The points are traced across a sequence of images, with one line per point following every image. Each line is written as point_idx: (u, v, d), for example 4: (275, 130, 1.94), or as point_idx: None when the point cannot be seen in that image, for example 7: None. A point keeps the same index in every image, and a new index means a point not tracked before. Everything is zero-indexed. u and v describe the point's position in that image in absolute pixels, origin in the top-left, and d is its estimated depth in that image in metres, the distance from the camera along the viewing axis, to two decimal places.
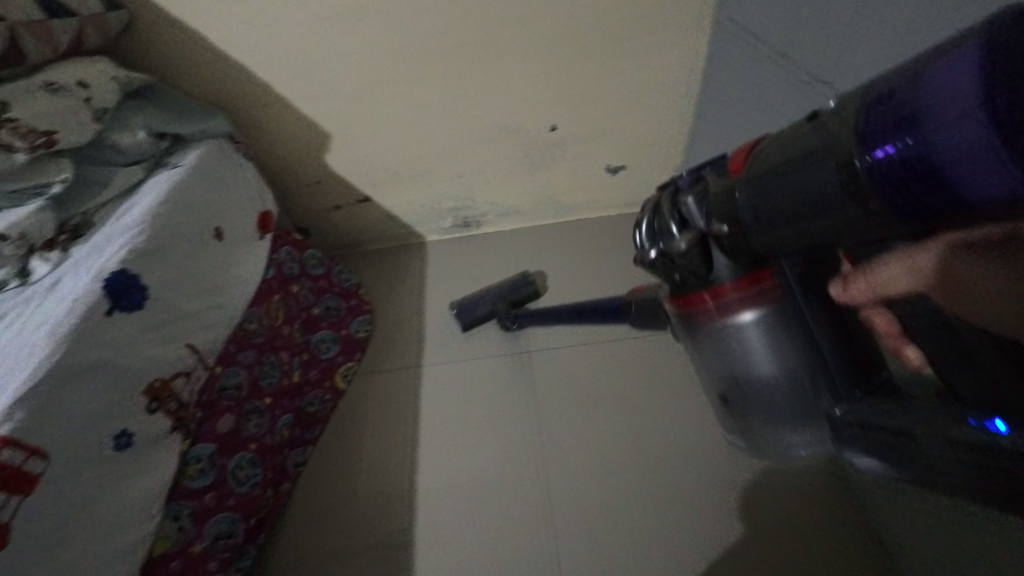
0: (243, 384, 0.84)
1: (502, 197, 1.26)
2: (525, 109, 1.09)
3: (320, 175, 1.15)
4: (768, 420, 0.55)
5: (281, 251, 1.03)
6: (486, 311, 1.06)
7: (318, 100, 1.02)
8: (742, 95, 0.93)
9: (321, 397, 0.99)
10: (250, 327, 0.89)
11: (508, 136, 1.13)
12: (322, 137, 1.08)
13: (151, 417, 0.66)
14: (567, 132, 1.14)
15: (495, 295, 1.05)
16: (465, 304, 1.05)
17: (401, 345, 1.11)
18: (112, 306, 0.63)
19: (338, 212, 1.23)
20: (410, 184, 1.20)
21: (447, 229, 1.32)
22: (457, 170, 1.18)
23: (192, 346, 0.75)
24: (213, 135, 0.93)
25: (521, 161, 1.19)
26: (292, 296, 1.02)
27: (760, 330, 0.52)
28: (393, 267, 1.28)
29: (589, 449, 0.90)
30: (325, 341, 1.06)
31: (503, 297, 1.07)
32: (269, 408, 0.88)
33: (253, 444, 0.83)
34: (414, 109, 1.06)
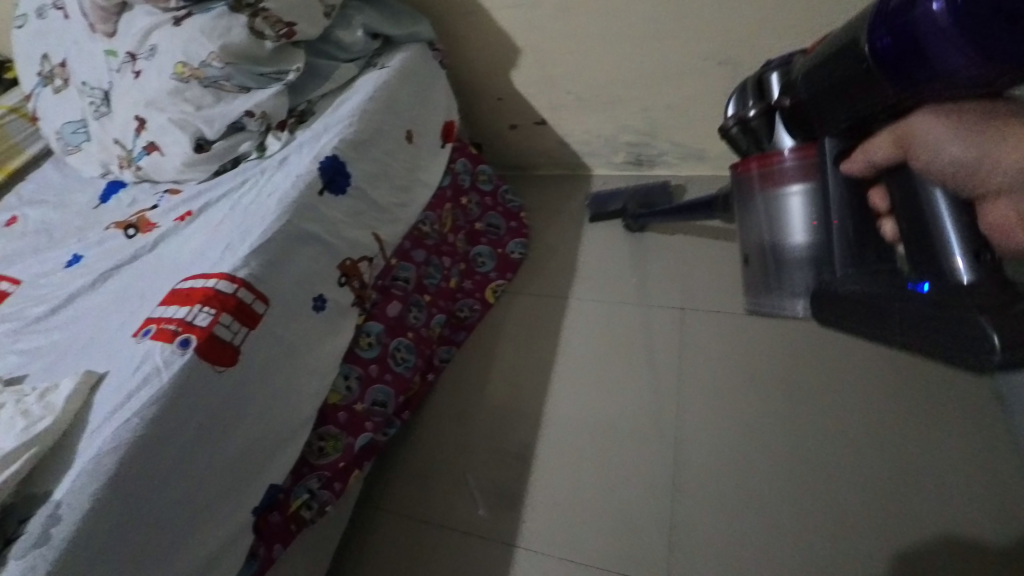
0: (411, 279, 0.92)
1: (688, 137, 1.13)
2: (743, 35, 0.93)
3: (504, 92, 1.15)
4: (805, 271, 0.60)
5: (458, 162, 1.07)
6: (619, 208, 1.11)
7: (517, 10, 1.00)
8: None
9: (471, 305, 1.06)
10: (424, 229, 0.95)
11: (715, 67, 0.99)
12: (514, 51, 1.07)
13: (341, 290, 0.75)
14: None
15: (634, 195, 1.08)
16: (604, 194, 1.13)
17: (553, 275, 1.11)
18: (323, 186, 0.72)
19: (513, 132, 1.23)
20: (591, 111, 1.14)
21: (619, 165, 1.24)
22: (645, 101, 1.09)
23: (378, 236, 0.83)
24: (417, 40, 0.96)
25: (723, 97, 1.04)
26: (461, 207, 1.07)
27: (807, 198, 0.59)
28: (557, 197, 1.26)
29: (734, 424, 0.81)
30: (483, 256, 1.11)
31: (640, 198, 1.09)
32: (428, 305, 0.97)
33: (411, 333, 0.92)
34: (612, 25, 0.98)
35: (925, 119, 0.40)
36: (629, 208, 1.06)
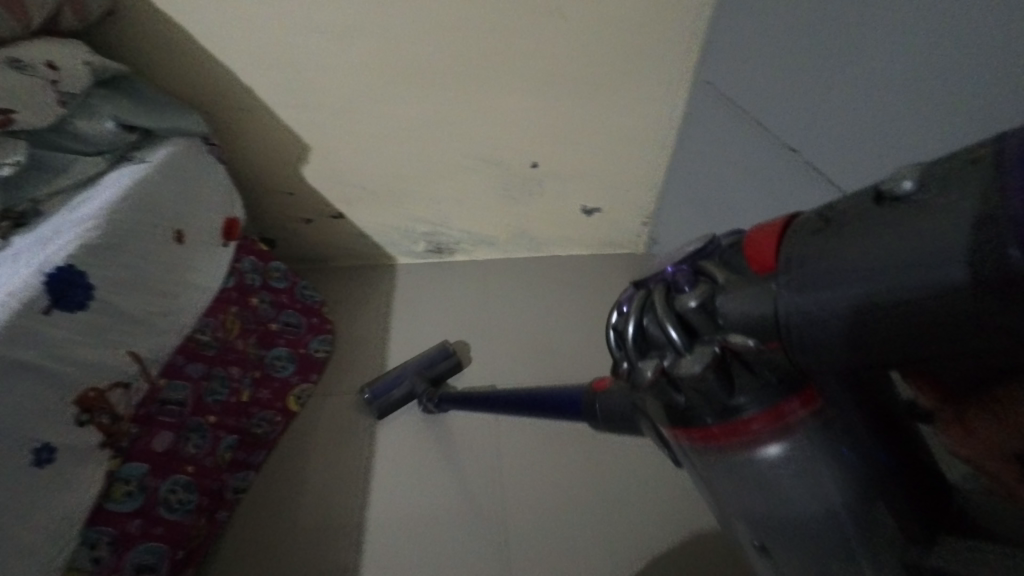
0: (186, 402, 0.78)
1: (478, 228, 1.25)
2: (509, 145, 1.11)
3: (293, 187, 1.11)
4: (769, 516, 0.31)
5: (244, 260, 0.98)
6: (405, 391, 0.96)
7: (299, 110, 1.01)
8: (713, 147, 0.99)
9: (270, 418, 0.94)
10: (202, 339, 0.83)
11: (490, 168, 1.15)
12: (301, 149, 1.06)
13: (81, 429, 0.60)
14: (549, 170, 1.17)
15: (419, 374, 0.96)
16: (380, 386, 0.95)
17: (363, 373, 1.07)
18: (51, 303, 0.58)
19: (308, 227, 1.18)
20: (388, 205, 1.17)
21: (420, 254, 1.29)
22: (436, 195, 1.17)
23: (135, 353, 0.69)
24: (186, 134, 0.88)
25: (501, 194, 1.20)
26: (251, 309, 0.97)
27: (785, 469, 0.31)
28: (360, 289, 1.24)
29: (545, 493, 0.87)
30: (281, 359, 1.01)
31: (425, 375, 0.97)
32: (211, 428, 0.83)
33: (191, 467, 0.78)
34: (397, 130, 1.06)
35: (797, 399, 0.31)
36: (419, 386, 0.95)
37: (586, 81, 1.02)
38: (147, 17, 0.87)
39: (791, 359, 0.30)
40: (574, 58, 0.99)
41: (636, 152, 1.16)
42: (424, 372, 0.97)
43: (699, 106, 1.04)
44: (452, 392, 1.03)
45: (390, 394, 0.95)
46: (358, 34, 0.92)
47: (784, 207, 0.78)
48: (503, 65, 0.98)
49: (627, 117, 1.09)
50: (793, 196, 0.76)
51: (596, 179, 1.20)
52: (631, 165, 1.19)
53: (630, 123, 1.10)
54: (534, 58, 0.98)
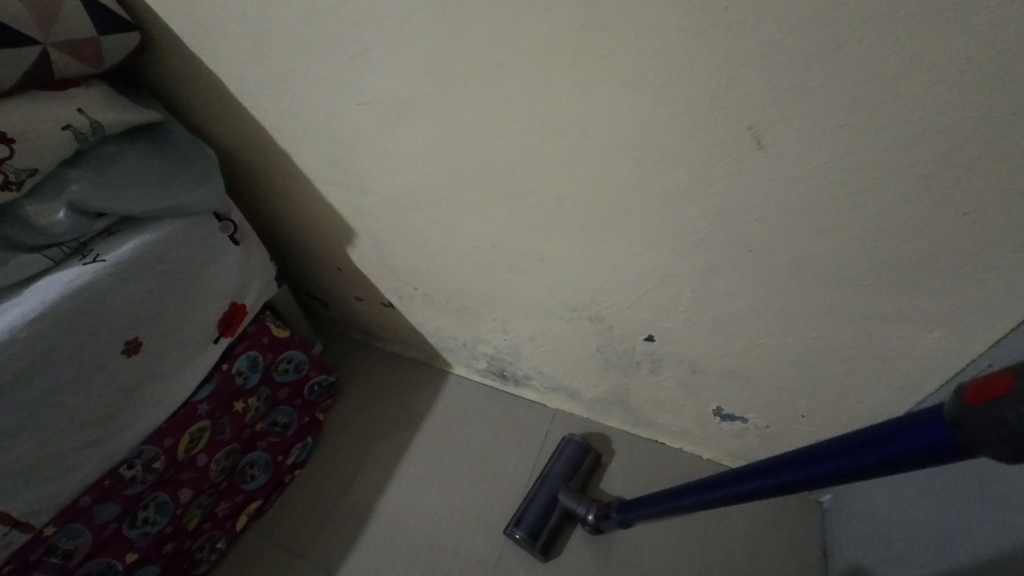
0: (84, 546, 0.66)
1: (557, 374, 0.88)
2: (613, 304, 0.69)
3: (342, 265, 0.89)
4: None
5: (242, 356, 0.81)
6: (559, 514, 0.79)
7: (340, 188, 0.76)
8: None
9: (211, 543, 0.80)
10: (129, 473, 0.68)
11: (580, 321, 0.75)
12: (347, 230, 0.82)
13: None
14: (674, 351, 0.72)
15: (567, 491, 0.79)
16: (529, 517, 0.78)
17: (344, 526, 0.85)
18: None
19: (360, 305, 0.97)
20: (444, 313, 0.88)
21: (481, 372, 0.97)
22: (503, 323, 0.83)
23: (3, 513, 0.57)
24: (189, 212, 0.71)
25: (594, 351, 0.79)
26: (232, 415, 0.81)
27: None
28: (400, 391, 1.00)
29: None
30: (254, 467, 0.85)
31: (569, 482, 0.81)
32: (126, 566, 0.71)
33: None
34: (458, 242, 0.74)
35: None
36: (580, 506, 0.77)
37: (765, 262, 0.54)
38: (182, 58, 0.69)
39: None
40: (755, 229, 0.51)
41: (844, 379, 0.63)
42: (568, 482, 0.82)
43: None
44: None
45: (546, 525, 0.78)
46: (405, 117, 0.61)
47: None
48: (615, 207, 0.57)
49: (838, 331, 0.58)
50: None
51: (751, 385, 0.71)
52: (827, 392, 0.66)
53: (839, 339, 0.59)
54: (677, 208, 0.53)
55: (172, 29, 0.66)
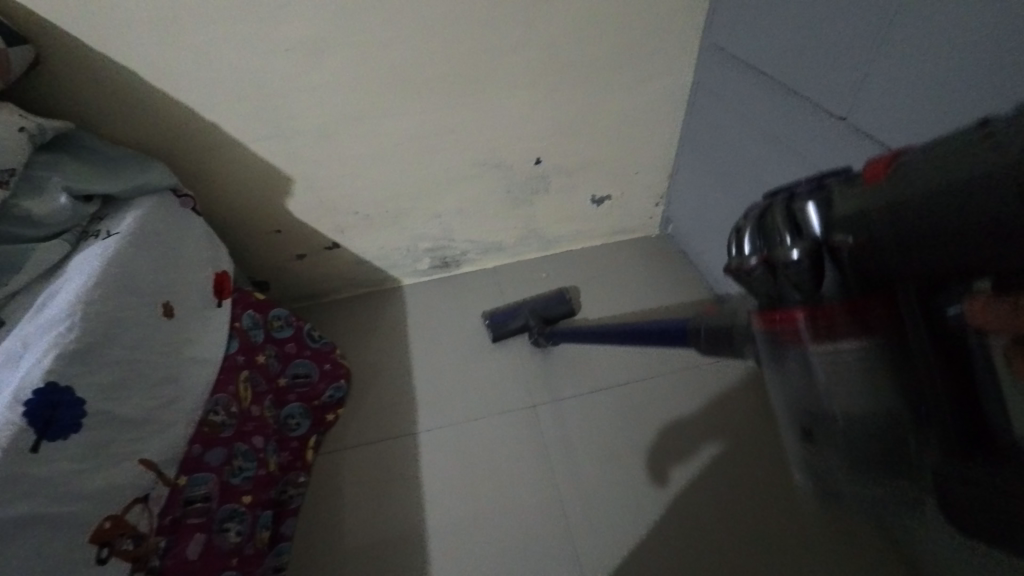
0: (214, 493, 0.70)
1: (484, 234, 1.16)
2: (511, 146, 1.00)
3: (280, 224, 1.02)
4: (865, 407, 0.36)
5: (243, 316, 0.89)
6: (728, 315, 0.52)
7: (271, 140, 0.89)
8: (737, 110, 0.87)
9: (293, 482, 0.88)
10: (216, 420, 0.74)
11: (492, 173, 1.04)
12: (283, 181, 0.96)
13: (105, 568, 0.52)
14: (555, 165, 1.06)
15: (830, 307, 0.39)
16: (500, 313, 1.06)
17: (393, 413, 0.99)
18: (38, 436, 0.49)
19: (301, 262, 1.10)
20: (384, 226, 1.08)
21: (425, 271, 1.21)
22: (435, 208, 1.07)
23: (147, 460, 0.60)
24: (152, 190, 0.78)
25: (506, 196, 1.09)
26: (259, 368, 0.88)
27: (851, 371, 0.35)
28: (366, 318, 1.17)
29: (587, 501, 0.87)
30: (294, 416, 0.93)
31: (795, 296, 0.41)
32: (248, 509, 0.76)
33: (234, 559, 0.71)
34: (387, 149, 0.95)
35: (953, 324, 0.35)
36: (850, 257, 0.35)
37: (584, 65, 0.91)
38: (76, 63, 0.74)
39: (890, 220, 0.31)
40: (575, 43, 0.87)
41: (648, 132, 1.06)
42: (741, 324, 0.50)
43: (708, 76, 0.93)
44: (495, 420, 0.97)
45: (509, 324, 1.05)
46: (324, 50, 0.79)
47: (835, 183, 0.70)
48: (493, 62, 0.86)
49: (631, 99, 0.99)
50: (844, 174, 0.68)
51: (605, 168, 1.10)
52: (642, 147, 1.09)
53: (633, 104, 1.00)
54: (529, 46, 0.85)
55: (65, 32, 0.71)
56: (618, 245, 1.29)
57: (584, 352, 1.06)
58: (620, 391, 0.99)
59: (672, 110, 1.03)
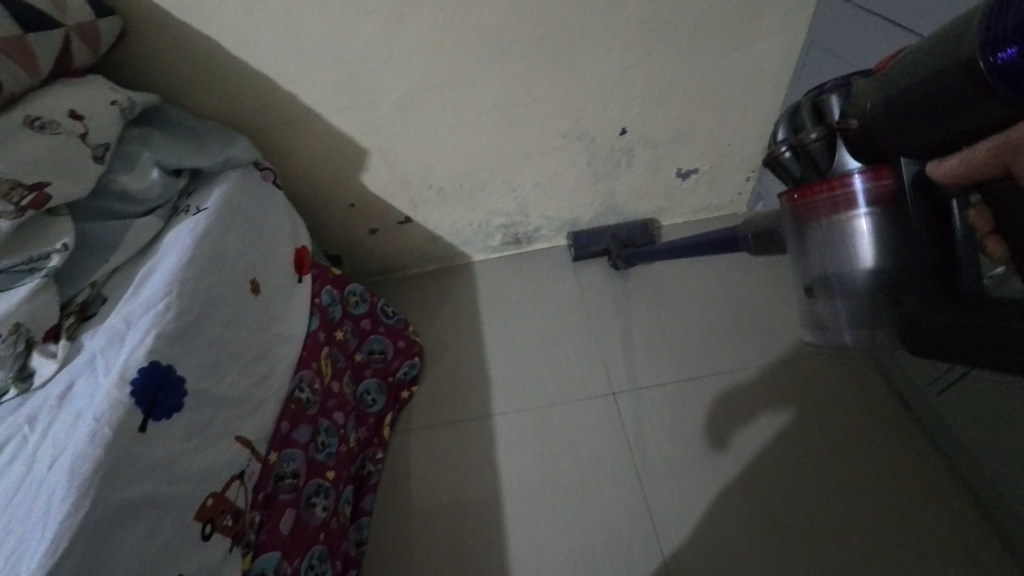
0: (302, 469, 0.71)
1: (560, 210, 1.10)
2: (596, 114, 0.92)
3: (355, 198, 1.00)
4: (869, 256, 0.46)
5: (323, 292, 0.89)
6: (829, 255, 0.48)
7: (348, 111, 0.86)
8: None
9: (372, 458, 0.88)
10: (302, 396, 0.75)
11: (574, 144, 0.97)
12: (359, 154, 0.93)
13: (209, 545, 0.52)
14: (642, 136, 0.98)
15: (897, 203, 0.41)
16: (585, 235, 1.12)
17: (467, 393, 0.98)
18: (145, 416, 0.49)
19: (374, 237, 1.08)
20: (458, 201, 1.04)
21: (497, 247, 1.16)
22: (512, 183, 1.02)
23: (243, 438, 0.61)
24: (236, 165, 0.77)
25: (587, 169, 1.02)
26: (337, 345, 0.89)
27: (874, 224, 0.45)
28: (438, 294, 1.14)
29: (673, 496, 0.82)
30: (371, 393, 0.93)
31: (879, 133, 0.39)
32: (332, 484, 0.76)
33: (322, 534, 0.71)
34: (464, 120, 0.90)
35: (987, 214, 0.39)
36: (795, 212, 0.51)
37: (685, 21, 0.81)
38: (161, 34, 0.73)
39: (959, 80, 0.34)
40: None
41: (750, 98, 0.95)
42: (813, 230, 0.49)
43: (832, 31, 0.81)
44: (573, 405, 0.93)
45: (591, 247, 1.11)
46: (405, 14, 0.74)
47: None
48: (586, 21, 0.78)
49: (734, 59, 0.88)
50: None
51: (698, 138, 1.00)
52: (740, 115, 0.98)
53: (736, 67, 0.89)
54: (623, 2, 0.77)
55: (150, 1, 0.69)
56: (704, 221, 1.19)
57: (666, 337, 1.00)
58: (708, 380, 0.93)
59: (780, 73, 0.92)
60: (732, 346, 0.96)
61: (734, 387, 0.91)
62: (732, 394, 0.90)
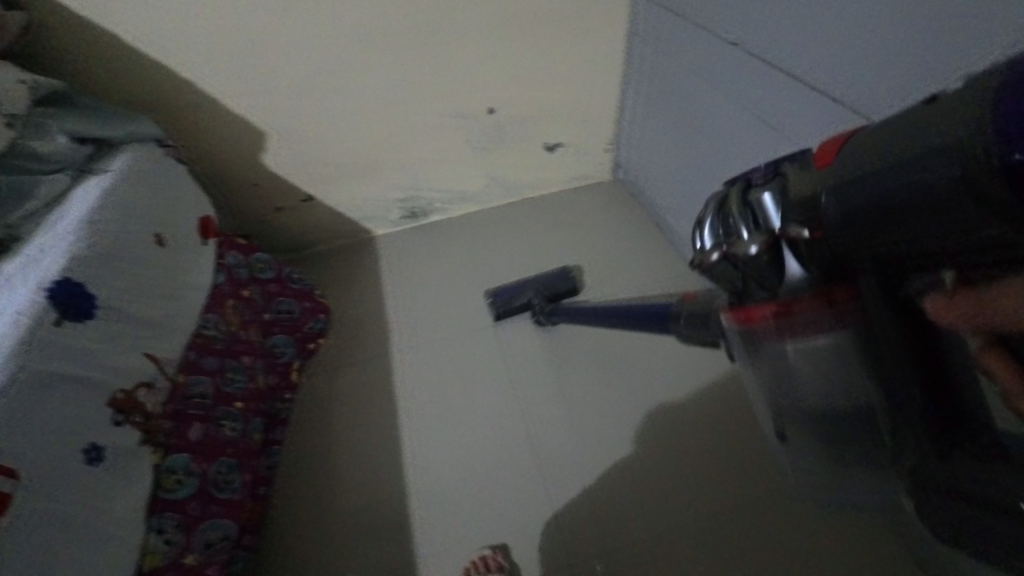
0: (209, 393, 0.81)
1: (450, 183, 1.26)
2: (467, 95, 1.10)
3: (259, 177, 1.12)
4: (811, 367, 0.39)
5: (228, 256, 1.00)
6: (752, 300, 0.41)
7: (247, 95, 0.99)
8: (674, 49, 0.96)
9: (282, 398, 0.99)
10: (208, 334, 0.86)
11: (453, 122, 1.15)
12: (260, 135, 1.05)
13: (120, 429, 0.62)
14: (509, 114, 1.17)
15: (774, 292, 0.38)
16: (504, 291, 1.08)
17: (370, 341, 1.11)
18: (60, 314, 0.60)
19: (280, 215, 1.20)
20: (356, 177, 1.18)
21: (397, 221, 1.31)
22: (403, 160, 1.18)
23: (153, 355, 0.71)
24: (144, 141, 0.88)
25: (467, 145, 1.20)
26: (244, 300, 0.99)
27: (821, 358, 0.38)
28: (346, 265, 1.27)
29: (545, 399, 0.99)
30: (280, 345, 1.04)
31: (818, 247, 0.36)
32: (240, 412, 0.87)
33: (232, 449, 0.81)
34: (353, 102, 1.05)
35: (939, 300, 0.34)
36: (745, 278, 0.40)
37: (526, 16, 1.01)
38: (65, 24, 0.83)
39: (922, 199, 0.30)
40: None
41: (593, 81, 1.17)
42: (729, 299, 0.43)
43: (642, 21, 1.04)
44: (463, 341, 1.09)
45: (512, 300, 1.07)
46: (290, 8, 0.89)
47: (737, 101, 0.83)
48: (445, 15, 0.97)
49: (573, 47, 1.10)
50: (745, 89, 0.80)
51: (556, 117, 1.21)
52: (588, 95, 1.20)
53: (576, 54, 1.11)
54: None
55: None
56: (577, 191, 1.40)
57: (541, 283, 1.18)
58: None
59: (614, 60, 1.15)
60: (596, 283, 1.16)
61: None
62: None
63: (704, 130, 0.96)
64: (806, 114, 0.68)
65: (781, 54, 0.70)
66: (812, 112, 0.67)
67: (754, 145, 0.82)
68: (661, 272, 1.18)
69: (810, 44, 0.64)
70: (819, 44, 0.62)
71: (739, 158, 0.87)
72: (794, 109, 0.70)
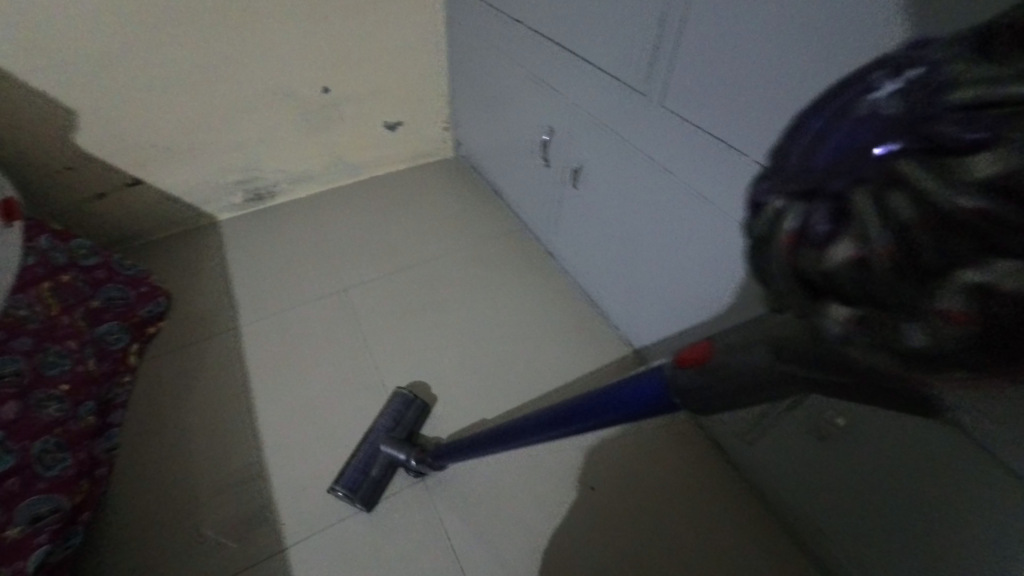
0: (24, 374, 0.77)
1: (293, 163, 1.30)
2: (298, 74, 1.15)
3: (72, 161, 1.05)
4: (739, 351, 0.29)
5: (39, 239, 0.93)
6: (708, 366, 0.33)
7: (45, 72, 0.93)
8: (483, 34, 1.12)
9: (119, 382, 0.95)
10: (20, 314, 0.81)
11: (287, 102, 1.19)
12: (67, 116, 1.00)
13: None
14: (343, 94, 1.24)
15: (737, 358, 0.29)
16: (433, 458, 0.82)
17: (216, 317, 1.11)
18: None
19: (104, 200, 1.14)
20: (188, 158, 1.17)
21: (240, 204, 1.31)
22: (238, 139, 1.19)
23: None
24: None
25: (306, 124, 1.24)
26: (65, 286, 0.94)
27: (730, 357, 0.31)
28: (185, 250, 1.24)
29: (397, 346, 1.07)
30: (115, 331, 0.99)
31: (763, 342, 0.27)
32: (67, 394, 0.83)
33: (57, 429, 0.78)
34: (175, 82, 1.05)
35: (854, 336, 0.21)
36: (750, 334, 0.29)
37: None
38: None
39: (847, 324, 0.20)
40: None
41: (420, 63, 1.29)
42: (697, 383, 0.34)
43: (454, 8, 1.18)
44: (315, 307, 1.13)
45: (368, 476, 0.82)
46: None
47: (529, 70, 1.01)
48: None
49: (397, 31, 1.21)
50: (534, 60, 0.98)
51: (391, 95, 1.30)
52: (418, 76, 1.31)
53: (400, 37, 1.22)
54: None
55: None
56: (421, 168, 1.50)
57: (388, 250, 1.27)
58: (421, 269, 1.22)
59: (436, 44, 1.28)
60: (442, 244, 1.29)
61: (441, 269, 1.22)
62: (440, 274, 1.21)
63: (512, 101, 1.12)
64: (581, 77, 0.87)
65: (556, 29, 0.88)
66: (587, 74, 0.85)
67: (548, 107, 1.00)
68: (497, 231, 1.33)
69: (579, 21, 0.82)
70: (586, 20, 0.80)
71: (540, 120, 1.04)
72: (573, 73, 0.88)
